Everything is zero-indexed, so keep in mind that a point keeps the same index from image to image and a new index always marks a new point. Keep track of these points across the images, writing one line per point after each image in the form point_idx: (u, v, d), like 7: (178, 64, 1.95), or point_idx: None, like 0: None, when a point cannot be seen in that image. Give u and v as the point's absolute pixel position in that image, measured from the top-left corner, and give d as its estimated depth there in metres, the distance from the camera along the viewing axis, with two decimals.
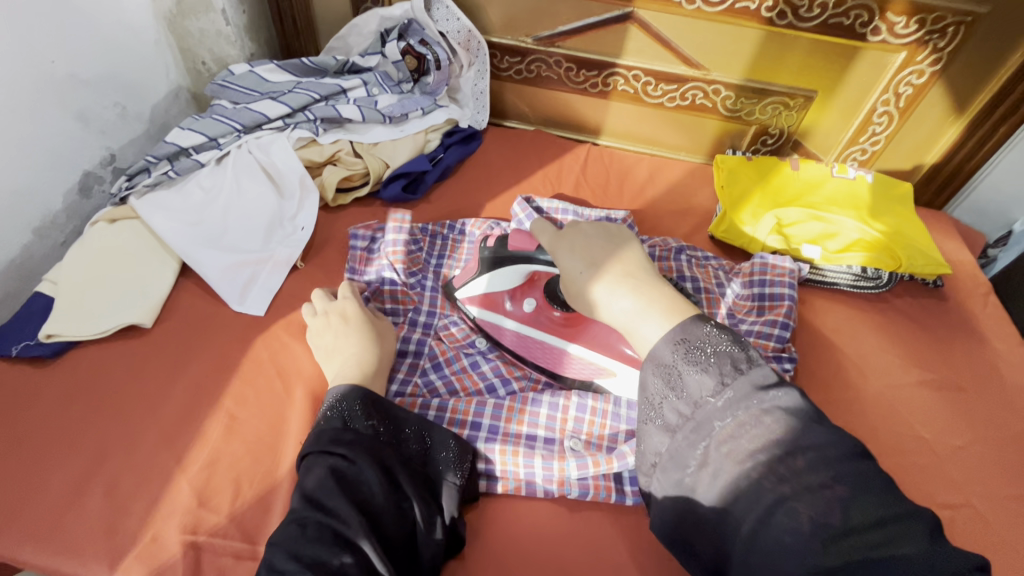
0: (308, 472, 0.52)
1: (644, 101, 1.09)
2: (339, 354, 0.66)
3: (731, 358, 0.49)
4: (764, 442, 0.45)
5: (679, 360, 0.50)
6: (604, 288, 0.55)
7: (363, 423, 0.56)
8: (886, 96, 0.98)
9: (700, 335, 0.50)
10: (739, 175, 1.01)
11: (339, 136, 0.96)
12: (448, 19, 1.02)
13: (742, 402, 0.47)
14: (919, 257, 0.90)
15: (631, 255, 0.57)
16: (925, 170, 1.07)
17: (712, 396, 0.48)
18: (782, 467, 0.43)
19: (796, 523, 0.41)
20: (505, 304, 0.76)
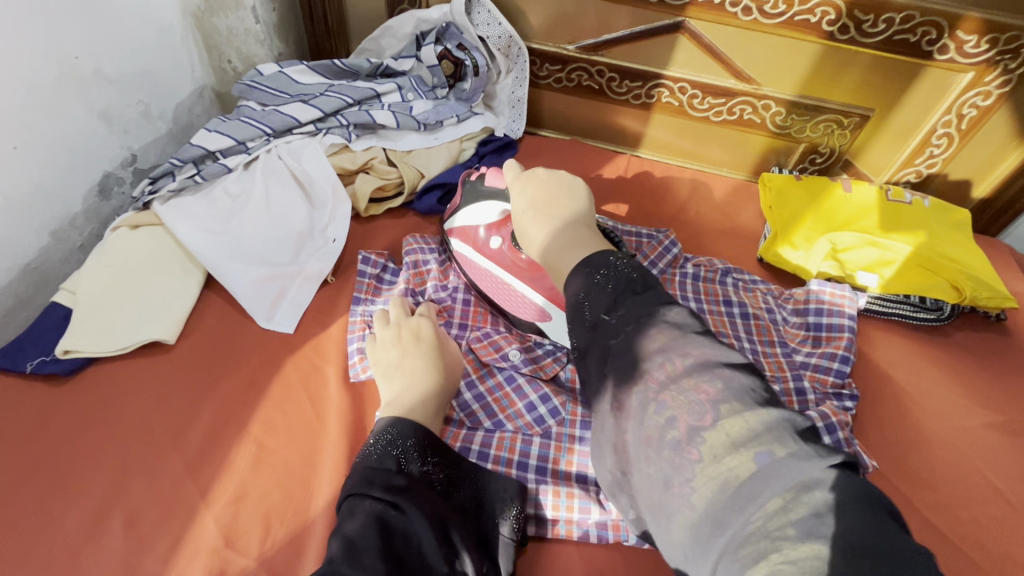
0: (350, 514, 0.48)
1: (689, 114, 1.05)
2: (408, 378, 0.61)
3: (624, 280, 0.47)
4: (655, 356, 0.42)
5: (579, 287, 0.48)
6: (535, 218, 0.59)
7: (417, 467, 0.53)
8: (947, 117, 0.93)
9: (602, 264, 0.49)
10: (789, 195, 0.96)
11: (372, 143, 0.91)
12: (489, 23, 0.97)
13: (633, 316, 0.44)
14: (982, 288, 0.85)
15: (575, 201, 0.59)
16: (981, 196, 1.02)
17: (606, 315, 0.45)
18: (664, 376, 0.40)
19: (672, 430, 0.38)
20: (478, 233, 0.74)
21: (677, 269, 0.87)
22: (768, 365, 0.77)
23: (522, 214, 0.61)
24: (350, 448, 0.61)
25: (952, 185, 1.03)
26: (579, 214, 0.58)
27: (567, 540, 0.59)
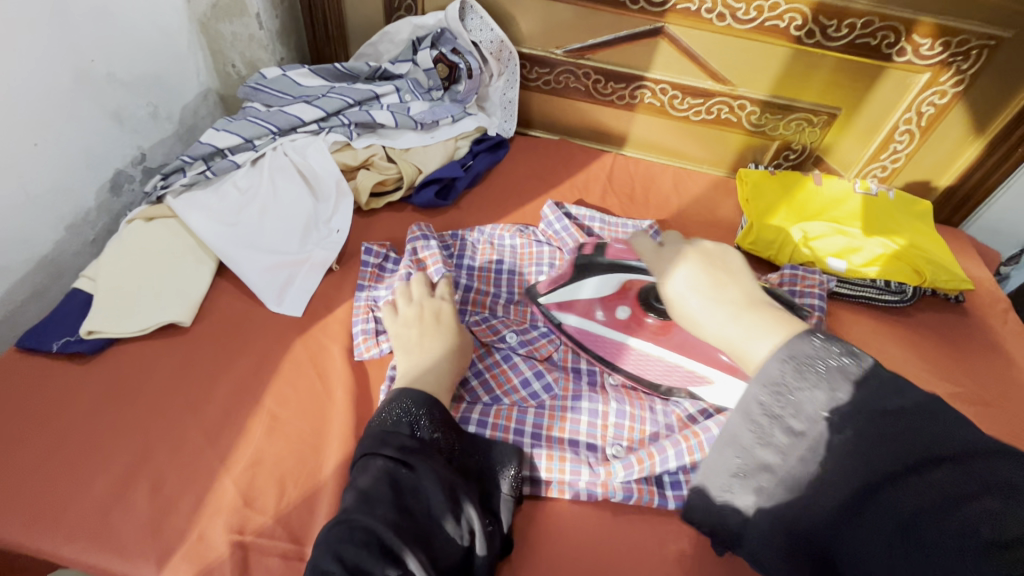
0: (365, 471, 0.54)
1: (670, 114, 1.11)
2: (428, 349, 0.66)
3: (839, 370, 0.44)
4: (880, 441, 0.41)
5: (789, 379, 0.45)
6: (701, 304, 0.54)
7: (429, 433, 0.57)
8: (908, 115, 1.00)
9: (807, 339, 0.46)
10: (764, 188, 1.03)
11: (372, 141, 0.97)
12: (481, 29, 1.03)
13: (859, 414, 0.42)
14: (940, 272, 0.92)
15: (745, 279, 0.56)
16: (942, 188, 1.10)
17: (826, 410, 0.43)
18: (897, 477, 0.39)
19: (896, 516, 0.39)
20: (597, 312, 0.75)
21: None
22: None
23: (681, 295, 0.56)
24: (358, 418, 0.66)
25: (915, 179, 1.11)
26: (733, 288, 0.55)
27: (560, 499, 0.65)
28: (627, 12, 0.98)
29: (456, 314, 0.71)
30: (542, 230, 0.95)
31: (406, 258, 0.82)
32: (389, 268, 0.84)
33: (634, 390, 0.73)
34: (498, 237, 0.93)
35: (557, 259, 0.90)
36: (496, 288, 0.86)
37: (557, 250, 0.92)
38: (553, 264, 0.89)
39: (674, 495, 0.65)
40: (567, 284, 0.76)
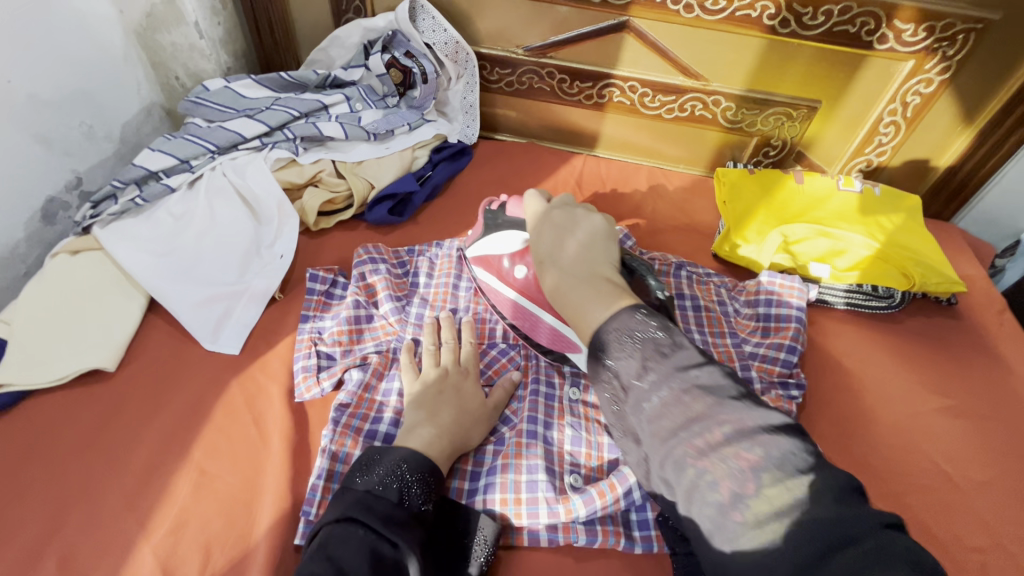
0: (342, 540, 0.48)
1: (641, 112, 1.05)
2: (441, 418, 0.61)
3: (654, 342, 0.48)
4: (688, 419, 0.44)
5: (614, 345, 0.49)
6: (548, 260, 0.60)
7: (419, 504, 0.53)
8: (892, 105, 0.94)
9: (629, 316, 0.50)
10: (742, 189, 0.97)
11: (320, 155, 0.90)
12: (434, 30, 0.96)
13: (666, 381, 0.46)
14: (930, 273, 0.86)
15: (590, 240, 0.60)
16: (931, 181, 1.04)
17: (641, 378, 0.47)
18: (703, 444, 0.43)
19: (713, 493, 0.41)
20: (503, 263, 0.73)
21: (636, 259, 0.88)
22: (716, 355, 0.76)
23: (553, 264, 0.59)
24: (296, 469, 0.61)
25: (902, 172, 1.04)
26: (596, 257, 0.59)
27: (523, 548, 0.60)
28: (588, 6, 0.92)
29: (476, 381, 0.67)
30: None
31: (353, 283, 0.77)
32: (337, 293, 0.78)
33: (598, 417, 0.68)
34: (455, 248, 0.87)
35: None
36: (455, 305, 0.79)
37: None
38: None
39: (642, 535, 0.60)
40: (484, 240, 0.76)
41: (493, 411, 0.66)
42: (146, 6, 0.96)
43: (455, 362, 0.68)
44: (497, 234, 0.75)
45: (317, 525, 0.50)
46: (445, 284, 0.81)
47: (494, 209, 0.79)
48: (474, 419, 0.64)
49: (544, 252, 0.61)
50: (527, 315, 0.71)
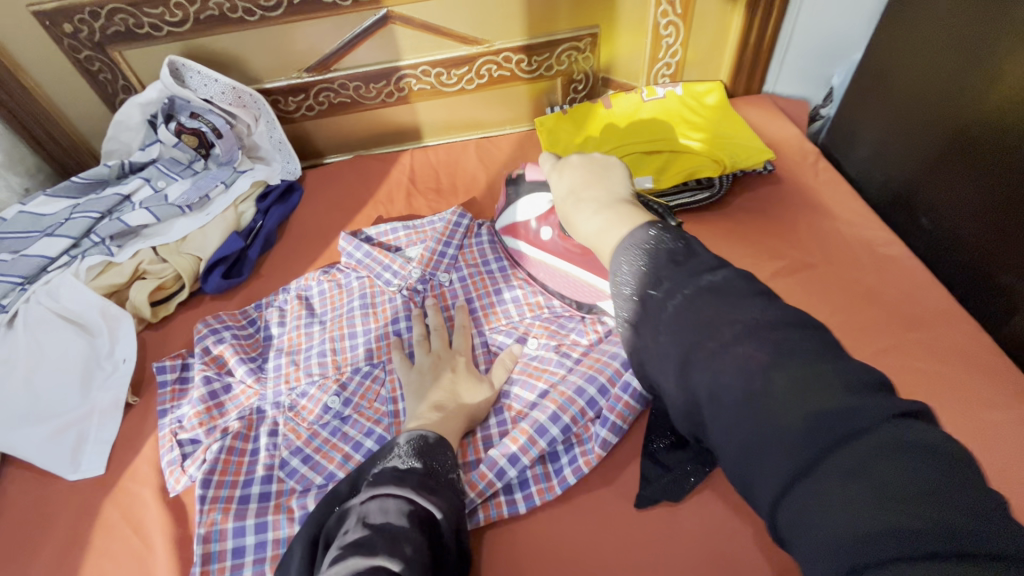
0: (383, 513, 0.51)
1: (445, 92, 1.05)
2: (440, 398, 0.68)
3: (667, 250, 0.45)
4: (711, 322, 0.39)
5: (624, 259, 0.46)
6: (585, 193, 0.57)
7: (440, 471, 0.58)
8: (662, 8, 0.97)
9: (654, 235, 0.46)
10: (558, 133, 1.01)
11: (137, 246, 0.88)
12: (206, 83, 0.93)
13: (680, 287, 0.42)
14: (738, 152, 0.91)
15: (621, 188, 0.57)
16: (729, 63, 1.08)
17: (652, 288, 0.43)
18: (716, 343, 0.38)
19: (742, 394, 0.36)
20: (530, 226, 0.80)
21: (473, 240, 0.91)
22: None
23: (566, 196, 0.59)
24: (183, 558, 0.62)
25: (702, 64, 1.08)
26: (609, 192, 0.56)
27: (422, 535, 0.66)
28: (341, 10, 0.91)
29: (469, 364, 0.74)
30: (342, 265, 0.90)
31: (197, 360, 0.78)
32: (187, 378, 0.77)
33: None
34: (301, 289, 0.88)
35: (368, 289, 0.86)
36: (311, 344, 0.80)
37: (368, 279, 0.87)
38: (357, 298, 0.85)
39: (522, 497, 0.65)
40: (507, 212, 0.84)
41: (492, 387, 0.72)
42: None
43: (446, 346, 0.75)
44: (522, 201, 0.82)
45: (356, 505, 0.53)
46: (297, 326, 0.83)
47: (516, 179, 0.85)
48: (472, 395, 0.70)
49: (571, 212, 0.58)
50: (561, 280, 0.78)
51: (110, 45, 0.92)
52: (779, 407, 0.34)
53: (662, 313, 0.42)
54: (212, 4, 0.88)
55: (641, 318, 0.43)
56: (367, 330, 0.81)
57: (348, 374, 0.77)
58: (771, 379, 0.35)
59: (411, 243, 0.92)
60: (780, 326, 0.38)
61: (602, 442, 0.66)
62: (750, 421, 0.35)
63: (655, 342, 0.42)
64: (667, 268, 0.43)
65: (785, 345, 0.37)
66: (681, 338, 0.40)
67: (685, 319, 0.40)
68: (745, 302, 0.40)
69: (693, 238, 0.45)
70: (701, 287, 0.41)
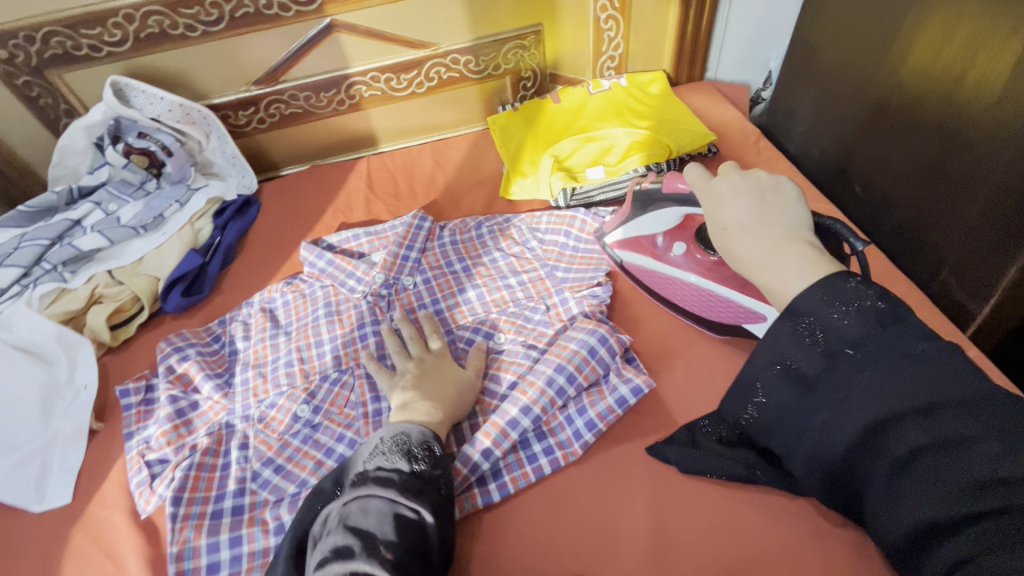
0: (366, 514, 0.52)
1: (396, 97, 1.06)
2: (423, 394, 0.67)
3: (873, 311, 0.41)
4: (916, 392, 0.39)
5: (821, 311, 0.42)
6: (755, 218, 0.49)
7: (427, 471, 0.57)
8: (600, 2, 1.00)
9: (839, 288, 0.42)
10: (510, 130, 1.03)
11: (91, 271, 0.86)
12: (151, 102, 0.93)
13: (889, 356, 0.40)
14: (683, 137, 0.94)
15: (796, 214, 0.50)
16: (670, 53, 1.12)
17: (851, 348, 0.42)
18: (928, 424, 0.38)
19: (947, 472, 0.37)
20: (657, 241, 0.78)
21: (434, 242, 0.93)
22: (536, 288, 0.84)
23: (726, 223, 0.50)
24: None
25: (645, 55, 1.12)
26: (787, 222, 0.49)
27: None
28: (283, 22, 0.92)
29: (452, 363, 0.73)
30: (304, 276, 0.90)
31: (162, 380, 0.77)
32: (152, 399, 0.77)
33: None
34: (265, 302, 0.88)
35: (332, 297, 0.87)
36: (277, 355, 0.81)
37: (331, 287, 0.88)
38: (321, 306, 0.86)
39: (496, 486, 0.66)
40: (629, 221, 0.80)
41: (478, 383, 0.72)
42: None
43: (425, 350, 0.75)
44: (647, 213, 0.78)
45: (338, 505, 0.54)
46: (263, 338, 0.83)
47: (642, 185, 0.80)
48: (462, 392, 0.69)
49: (731, 241, 0.50)
50: (692, 292, 0.76)
51: (49, 69, 0.91)
52: (952, 465, 0.37)
53: (855, 378, 0.41)
54: (152, 21, 0.88)
55: (822, 374, 0.43)
56: (333, 337, 0.82)
57: (316, 382, 0.77)
58: (963, 438, 0.37)
59: (372, 249, 0.93)
60: (953, 381, 0.39)
61: (581, 440, 0.68)
62: (941, 483, 0.37)
63: (851, 398, 0.42)
64: (876, 330, 0.41)
65: (973, 402, 0.38)
66: (887, 403, 0.40)
67: (881, 383, 0.40)
68: (964, 380, 0.39)
69: (899, 298, 0.42)
70: (917, 356, 0.40)
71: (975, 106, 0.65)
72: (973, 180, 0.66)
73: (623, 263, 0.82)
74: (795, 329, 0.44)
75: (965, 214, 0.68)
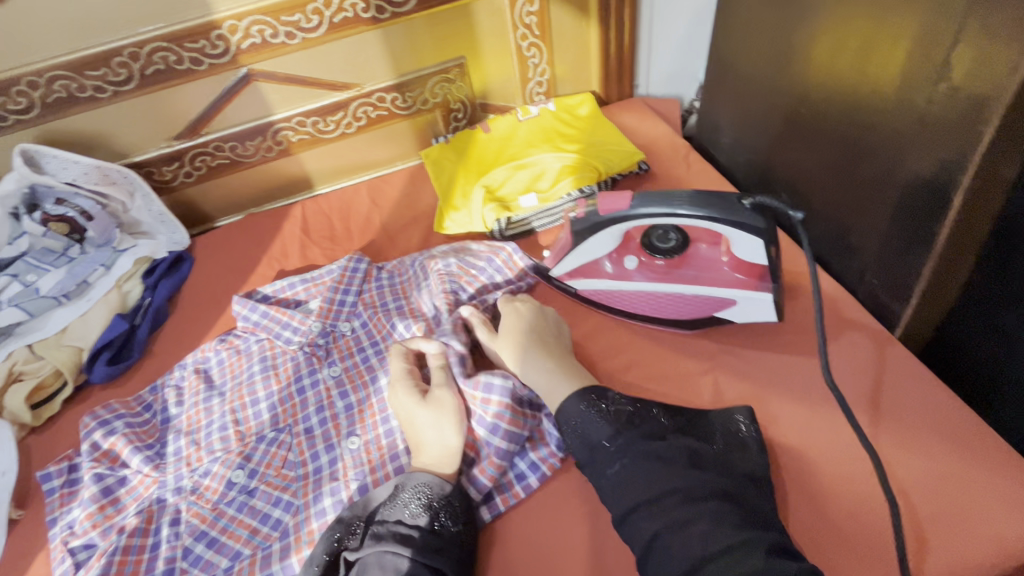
0: (383, 568, 0.54)
1: (326, 139, 1.05)
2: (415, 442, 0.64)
3: (615, 408, 0.60)
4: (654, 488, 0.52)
5: (579, 412, 0.60)
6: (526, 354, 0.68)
7: (448, 527, 0.57)
8: (520, 31, 1.01)
9: (589, 398, 0.61)
10: (443, 163, 1.03)
11: (8, 347, 0.82)
12: (66, 167, 0.91)
13: (629, 448, 0.56)
14: (612, 157, 0.95)
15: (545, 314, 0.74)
16: (597, 73, 1.13)
17: (607, 441, 0.57)
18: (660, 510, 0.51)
19: (670, 545, 0.48)
20: (606, 267, 0.76)
21: (372, 283, 0.89)
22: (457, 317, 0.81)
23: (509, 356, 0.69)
24: None
25: (572, 77, 1.13)
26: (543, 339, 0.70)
27: None
28: (197, 76, 0.90)
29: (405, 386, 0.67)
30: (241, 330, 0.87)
31: (85, 458, 0.72)
32: (75, 480, 0.72)
33: (382, 461, 0.70)
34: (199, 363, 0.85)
35: (268, 351, 0.83)
36: (211, 418, 0.77)
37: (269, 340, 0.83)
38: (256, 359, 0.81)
39: None
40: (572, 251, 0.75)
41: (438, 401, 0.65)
42: None
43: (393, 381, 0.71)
44: (586, 242, 0.74)
45: (357, 558, 0.56)
46: (196, 401, 0.79)
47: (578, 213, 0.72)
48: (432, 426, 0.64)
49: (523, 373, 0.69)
50: (661, 301, 0.73)
51: None
52: (678, 542, 0.48)
53: (610, 468, 0.56)
54: (58, 85, 0.86)
55: (597, 463, 0.57)
56: (269, 394, 0.78)
57: (254, 445, 0.73)
58: (680, 518, 0.49)
59: (309, 296, 0.90)
60: (675, 475, 0.53)
61: (524, 484, 0.65)
62: (672, 561, 0.48)
63: (603, 482, 0.56)
64: (619, 427, 0.58)
65: (687, 492, 0.51)
66: (634, 496, 0.52)
67: (622, 474, 0.55)
68: (682, 472, 0.53)
69: (639, 403, 0.61)
70: (649, 453, 0.55)
71: (875, 110, 0.65)
72: (883, 182, 0.67)
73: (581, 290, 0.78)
74: (569, 423, 0.60)
75: (879, 217, 0.69)
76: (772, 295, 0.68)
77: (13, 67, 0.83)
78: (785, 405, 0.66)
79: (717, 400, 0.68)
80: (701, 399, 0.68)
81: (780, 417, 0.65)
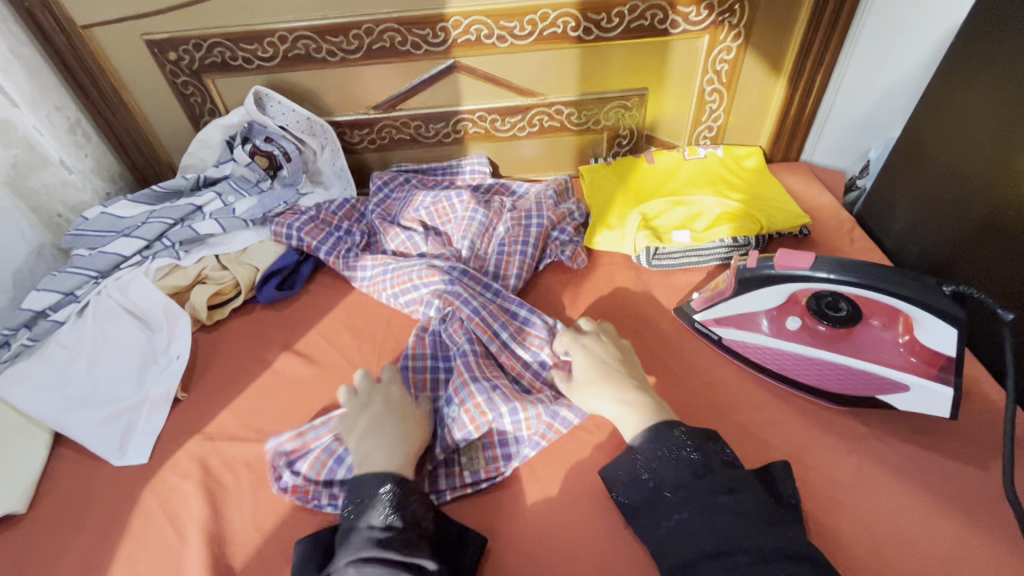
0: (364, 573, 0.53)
1: (497, 136, 1.13)
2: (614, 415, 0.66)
3: (687, 459, 0.58)
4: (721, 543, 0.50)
5: (648, 455, 0.60)
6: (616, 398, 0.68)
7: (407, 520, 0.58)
8: (708, 76, 1.04)
9: (663, 435, 0.61)
10: (601, 182, 1.06)
11: (202, 253, 0.95)
12: (284, 113, 1.03)
13: (689, 498, 0.55)
14: (776, 214, 0.94)
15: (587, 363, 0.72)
16: (769, 131, 1.14)
17: (669, 492, 0.57)
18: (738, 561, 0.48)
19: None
20: (762, 324, 0.77)
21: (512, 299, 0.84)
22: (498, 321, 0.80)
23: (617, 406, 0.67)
24: (214, 556, 0.64)
25: (742, 129, 1.14)
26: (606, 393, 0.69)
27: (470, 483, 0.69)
28: (413, 58, 1.00)
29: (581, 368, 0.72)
30: (404, 180, 1.10)
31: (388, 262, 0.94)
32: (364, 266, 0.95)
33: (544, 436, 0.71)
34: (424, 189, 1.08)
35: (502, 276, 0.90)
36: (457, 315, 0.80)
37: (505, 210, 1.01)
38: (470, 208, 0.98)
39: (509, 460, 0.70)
40: (731, 300, 0.76)
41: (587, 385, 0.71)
42: (9, 157, 0.92)
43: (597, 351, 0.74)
44: (750, 295, 0.74)
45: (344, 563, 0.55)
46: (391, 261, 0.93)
47: (746, 264, 0.73)
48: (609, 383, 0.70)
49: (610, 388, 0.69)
50: (822, 368, 0.72)
51: (205, 73, 1.02)
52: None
53: (669, 518, 0.55)
54: (301, 44, 0.98)
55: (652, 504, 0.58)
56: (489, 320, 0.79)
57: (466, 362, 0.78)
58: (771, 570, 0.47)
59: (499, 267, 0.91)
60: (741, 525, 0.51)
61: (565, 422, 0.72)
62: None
63: (662, 531, 0.56)
64: (690, 479, 0.56)
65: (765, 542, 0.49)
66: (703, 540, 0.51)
67: (686, 524, 0.54)
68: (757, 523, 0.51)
69: (708, 450, 0.59)
70: (717, 505, 0.53)
71: None
72: None
73: (729, 341, 0.78)
74: (638, 467, 0.61)
75: None
76: (953, 388, 0.64)
77: (270, 22, 0.95)
78: (937, 507, 0.62)
79: (860, 484, 0.64)
80: (842, 476, 0.65)
81: (931, 518, 0.61)
